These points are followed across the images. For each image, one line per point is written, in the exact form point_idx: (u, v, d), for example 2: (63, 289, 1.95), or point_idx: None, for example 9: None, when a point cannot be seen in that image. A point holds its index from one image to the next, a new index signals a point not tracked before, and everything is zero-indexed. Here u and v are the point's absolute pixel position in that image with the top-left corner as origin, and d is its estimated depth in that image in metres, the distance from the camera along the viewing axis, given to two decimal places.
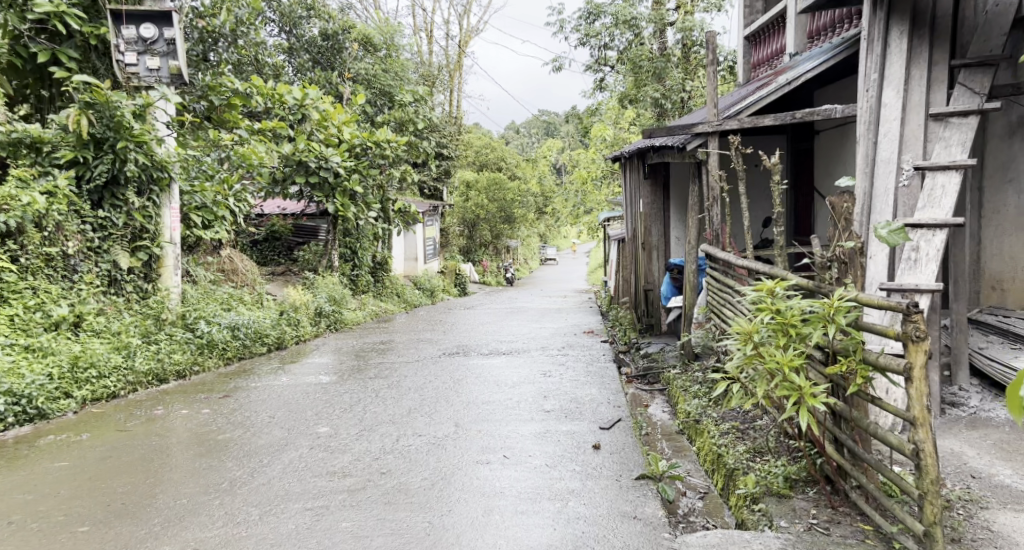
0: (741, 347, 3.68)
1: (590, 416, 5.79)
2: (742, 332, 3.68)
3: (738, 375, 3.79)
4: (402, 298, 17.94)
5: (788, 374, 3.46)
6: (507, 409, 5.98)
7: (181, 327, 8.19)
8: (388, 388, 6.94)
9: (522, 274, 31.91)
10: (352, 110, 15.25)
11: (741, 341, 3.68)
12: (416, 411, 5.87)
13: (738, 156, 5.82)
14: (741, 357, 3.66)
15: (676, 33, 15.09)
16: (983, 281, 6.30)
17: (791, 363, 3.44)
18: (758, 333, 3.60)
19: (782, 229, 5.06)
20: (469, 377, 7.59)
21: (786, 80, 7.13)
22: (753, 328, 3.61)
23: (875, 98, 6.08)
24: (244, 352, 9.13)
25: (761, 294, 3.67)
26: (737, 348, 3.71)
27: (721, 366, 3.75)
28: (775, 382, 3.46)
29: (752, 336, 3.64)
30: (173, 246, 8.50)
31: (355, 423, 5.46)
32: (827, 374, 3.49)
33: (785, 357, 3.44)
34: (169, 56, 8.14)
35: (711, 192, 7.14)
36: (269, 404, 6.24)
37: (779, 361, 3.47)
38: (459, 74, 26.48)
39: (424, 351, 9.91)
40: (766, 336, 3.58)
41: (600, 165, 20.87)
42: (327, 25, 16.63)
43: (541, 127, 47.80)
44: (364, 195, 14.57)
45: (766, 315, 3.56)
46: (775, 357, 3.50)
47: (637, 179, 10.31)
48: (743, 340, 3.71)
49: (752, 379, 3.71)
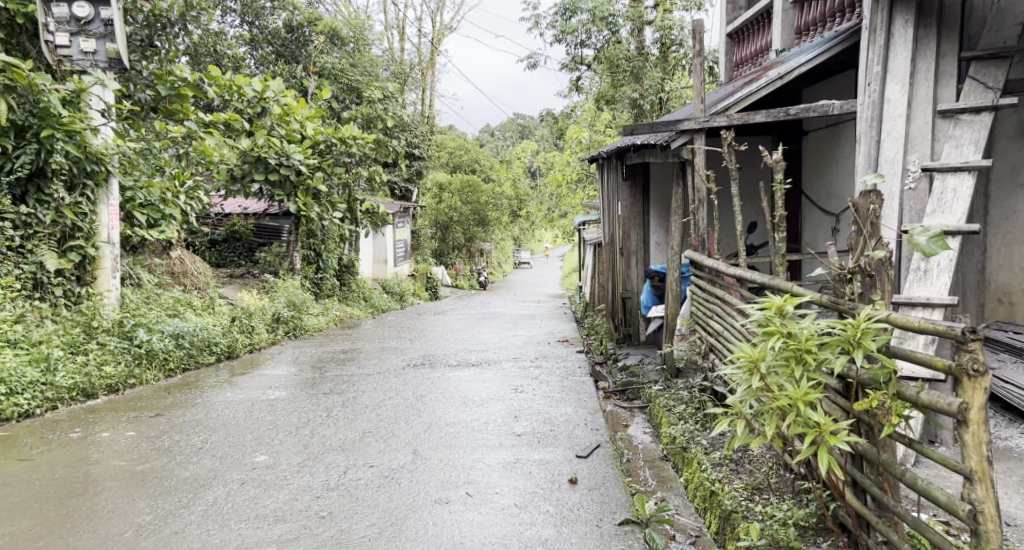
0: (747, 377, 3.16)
1: (565, 441, 5.17)
2: (747, 359, 3.15)
3: (744, 408, 3.27)
4: (370, 302, 17.26)
5: (804, 410, 2.94)
6: (473, 432, 5.36)
7: (118, 335, 7.54)
8: (343, 406, 6.29)
9: (496, 278, 31.30)
10: (316, 105, 14.57)
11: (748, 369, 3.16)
12: (370, 435, 5.22)
13: (730, 154, 5.19)
14: (749, 390, 3.15)
15: (655, 31, 14.57)
16: (989, 292, 5.61)
17: (808, 399, 2.93)
18: (767, 361, 3.08)
19: (782, 235, 4.50)
20: (432, 392, 6.96)
21: (777, 74, 6.58)
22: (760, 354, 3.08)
23: (878, 92, 5.39)
24: (188, 362, 8.45)
25: (769, 313, 3.13)
26: (743, 378, 3.18)
27: (724, 400, 3.24)
28: (787, 422, 2.95)
29: (760, 365, 3.12)
30: (111, 247, 7.93)
31: (298, 451, 4.81)
32: (852, 410, 2.97)
33: (800, 392, 2.93)
34: (106, 38, 7.65)
35: (698, 194, 6.57)
36: (204, 424, 5.57)
37: (793, 396, 2.95)
38: (431, 72, 25.85)
39: (387, 361, 9.28)
40: (775, 364, 3.05)
41: (576, 168, 20.34)
42: (292, 17, 15.96)
43: (516, 129, 47.28)
44: (328, 194, 13.88)
45: (775, 338, 3.03)
46: (787, 392, 2.99)
47: (615, 180, 9.77)
48: (749, 369, 3.19)
49: (761, 414, 3.19)
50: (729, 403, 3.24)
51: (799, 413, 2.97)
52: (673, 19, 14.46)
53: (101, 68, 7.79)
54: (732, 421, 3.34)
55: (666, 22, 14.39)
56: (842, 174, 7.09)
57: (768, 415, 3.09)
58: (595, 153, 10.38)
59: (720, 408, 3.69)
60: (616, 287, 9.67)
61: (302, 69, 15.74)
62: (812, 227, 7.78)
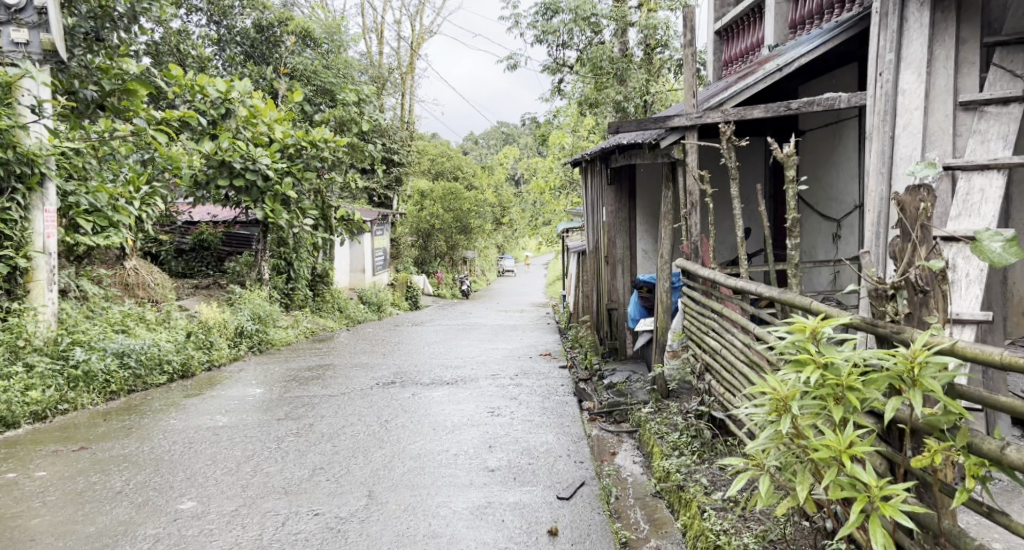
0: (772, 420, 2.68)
1: (546, 479, 4.51)
2: (773, 397, 2.67)
3: (768, 458, 2.77)
4: (345, 313, 16.51)
5: (850, 465, 2.47)
6: (440, 468, 4.69)
7: (51, 355, 7.09)
8: (298, 434, 5.61)
9: (480, 287, 30.62)
10: (286, 108, 13.86)
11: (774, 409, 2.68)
12: (321, 472, 4.55)
13: (730, 150, 4.55)
14: (776, 435, 2.65)
15: (639, 32, 13.96)
16: (1013, 306, 4.92)
17: (854, 451, 2.47)
18: (798, 399, 2.62)
19: (796, 242, 3.88)
20: (400, 416, 6.31)
21: (776, 66, 5.95)
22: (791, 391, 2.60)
23: (891, 81, 4.62)
24: (133, 383, 7.75)
25: (799, 338, 2.66)
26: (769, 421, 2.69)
27: (745, 449, 2.75)
28: (829, 480, 2.49)
29: (789, 405, 2.64)
30: (46, 257, 7.55)
31: (234, 494, 4.15)
32: (907, 464, 2.53)
33: (844, 443, 2.48)
34: (40, 28, 7.25)
35: (691, 196, 5.94)
36: (133, 460, 4.90)
37: (834, 447, 2.49)
38: (411, 77, 25.24)
39: (356, 378, 8.61)
40: (810, 404, 2.59)
41: (559, 174, 19.74)
42: (262, 17, 15.30)
43: (500, 137, 46.64)
44: (298, 200, 13.15)
45: (811, 371, 2.56)
46: (826, 441, 2.52)
47: (599, 184, 9.16)
48: (776, 409, 2.69)
49: (791, 465, 2.70)
50: (750, 452, 2.76)
51: (843, 467, 2.52)
52: (658, 19, 13.79)
53: (35, 61, 7.37)
54: (753, 472, 2.84)
55: (650, 21, 13.73)
56: (843, 176, 6.50)
57: (801, 467, 2.64)
58: (578, 157, 9.77)
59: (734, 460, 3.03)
60: (602, 298, 9.02)
61: (272, 70, 15.04)
62: (810, 234, 7.20)
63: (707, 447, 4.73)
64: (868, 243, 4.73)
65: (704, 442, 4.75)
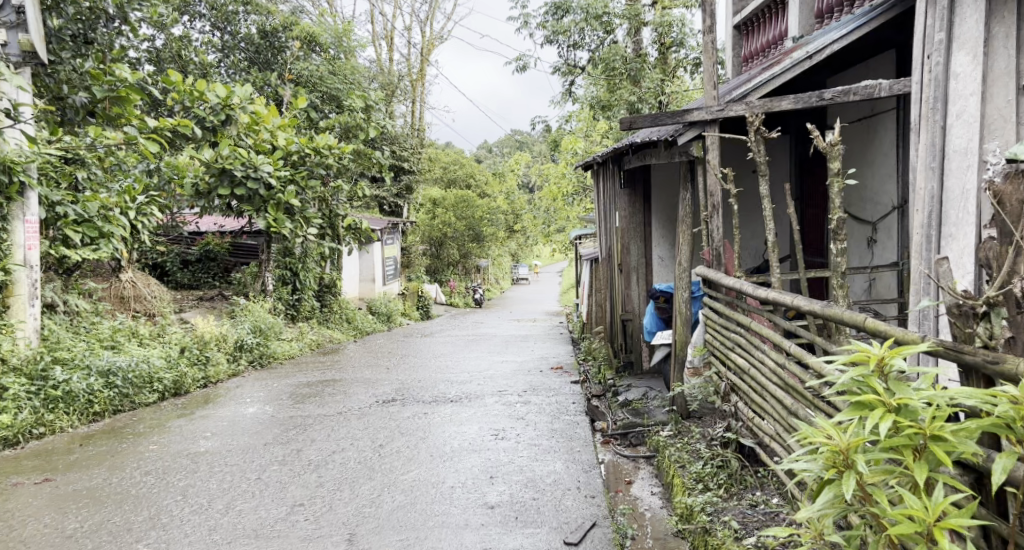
0: (832, 478, 2.44)
1: (551, 519, 4.06)
2: (831, 450, 2.42)
3: (829, 525, 2.48)
4: (352, 324, 16.04)
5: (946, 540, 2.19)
6: (434, 502, 4.25)
7: (29, 375, 6.67)
8: (278, 463, 5.13)
9: (493, 296, 30.09)
10: (291, 114, 13.48)
11: (834, 462, 2.43)
12: (300, 509, 4.17)
13: (759, 144, 4.03)
14: (840, 493, 2.40)
15: (653, 30, 13.45)
16: None
17: (949, 527, 2.19)
18: (864, 453, 2.35)
19: (841, 246, 3.36)
20: (398, 438, 5.86)
21: (804, 54, 5.43)
22: (859, 442, 2.36)
23: (942, 64, 4.07)
24: (119, 403, 7.29)
25: (862, 373, 2.44)
26: (830, 477, 2.43)
27: (797, 516, 2.48)
28: None
29: (855, 461, 2.37)
30: (27, 270, 7.28)
31: (197, 542, 3.75)
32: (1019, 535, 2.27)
33: (935, 515, 2.21)
34: (18, 29, 6.86)
35: (712, 198, 5.45)
36: (100, 494, 4.47)
37: (923, 520, 2.23)
38: (421, 84, 24.82)
39: (358, 396, 8.14)
40: (883, 456, 2.35)
41: (571, 179, 19.23)
42: (266, 21, 14.91)
43: (513, 144, 46.12)
44: (302, 208, 12.61)
45: (884, 418, 2.30)
46: (913, 512, 2.25)
47: (612, 188, 8.69)
48: (835, 464, 2.42)
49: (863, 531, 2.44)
50: (804, 519, 2.50)
51: (932, 542, 2.25)
52: (672, 16, 13.30)
53: (14, 63, 6.98)
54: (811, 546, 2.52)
55: (665, 19, 13.24)
56: (878, 175, 6.03)
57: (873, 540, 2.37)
58: (590, 160, 9.30)
59: (782, 531, 2.54)
60: (616, 309, 8.50)
61: (277, 76, 14.64)
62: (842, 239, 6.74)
63: (734, 479, 4.27)
64: (919, 246, 4.21)
65: (731, 474, 4.30)
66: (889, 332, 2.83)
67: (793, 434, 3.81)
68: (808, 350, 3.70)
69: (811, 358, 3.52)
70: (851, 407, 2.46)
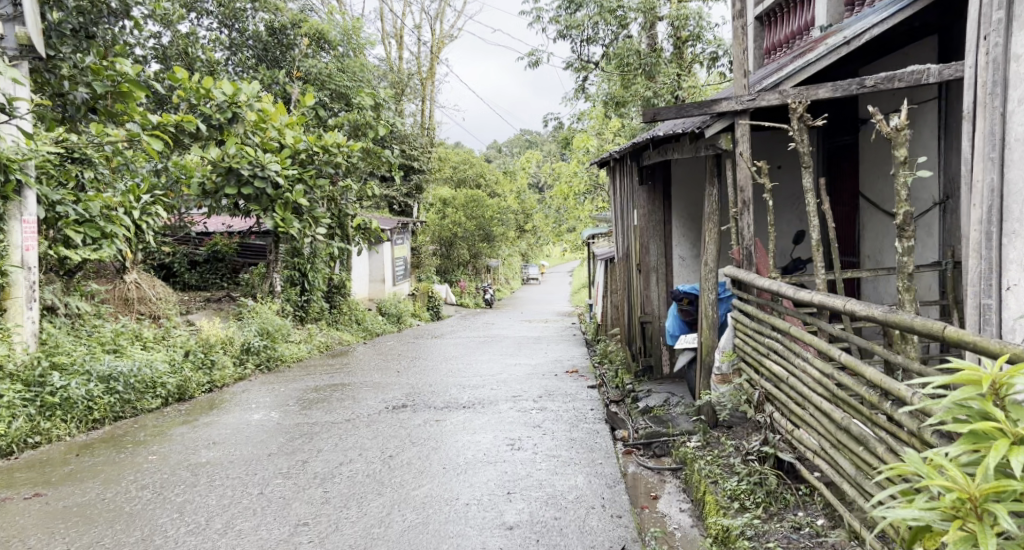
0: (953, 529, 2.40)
1: (576, 543, 3.80)
2: (958, 496, 2.38)
3: None
4: (362, 325, 15.75)
5: None
6: (447, 523, 4.05)
7: (26, 381, 6.42)
8: (282, 475, 4.86)
9: (503, 296, 29.74)
10: (298, 112, 13.19)
11: (953, 508, 2.41)
12: (303, 530, 3.96)
13: (802, 132, 3.74)
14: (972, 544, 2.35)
15: (669, 25, 13.10)
16: None
17: None
18: (997, 496, 2.33)
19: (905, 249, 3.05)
20: (409, 448, 5.60)
21: (840, 40, 5.11)
22: (992, 483, 2.34)
23: (1000, 46, 3.75)
24: (120, 409, 7.01)
25: (979, 405, 2.44)
26: (955, 524, 2.38)
27: None
28: None
29: (987, 505, 2.35)
30: (24, 271, 7.01)
31: None
32: None
33: None
34: (15, 22, 6.61)
35: (742, 193, 5.14)
36: (96, 511, 4.22)
37: None
38: (431, 83, 24.51)
39: (367, 402, 7.85)
40: (1013, 496, 2.35)
41: (583, 178, 18.86)
42: (274, 18, 14.62)
43: (524, 144, 45.66)
44: (310, 208, 12.29)
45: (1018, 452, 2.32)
46: None
47: (629, 185, 8.39)
48: (957, 509, 2.40)
49: None
50: None
51: None
52: (689, 9, 12.95)
53: (11, 57, 6.73)
54: None
55: (681, 12, 12.88)
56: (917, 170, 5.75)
57: None
58: (605, 156, 9.00)
59: None
60: (635, 310, 8.16)
61: (284, 73, 14.32)
62: (877, 238, 6.45)
63: (773, 497, 3.98)
64: (977, 245, 3.88)
65: (768, 491, 4.01)
66: (983, 346, 2.57)
67: (841, 453, 3.51)
68: (858, 358, 3.42)
69: (862, 367, 3.25)
70: (964, 442, 2.45)
